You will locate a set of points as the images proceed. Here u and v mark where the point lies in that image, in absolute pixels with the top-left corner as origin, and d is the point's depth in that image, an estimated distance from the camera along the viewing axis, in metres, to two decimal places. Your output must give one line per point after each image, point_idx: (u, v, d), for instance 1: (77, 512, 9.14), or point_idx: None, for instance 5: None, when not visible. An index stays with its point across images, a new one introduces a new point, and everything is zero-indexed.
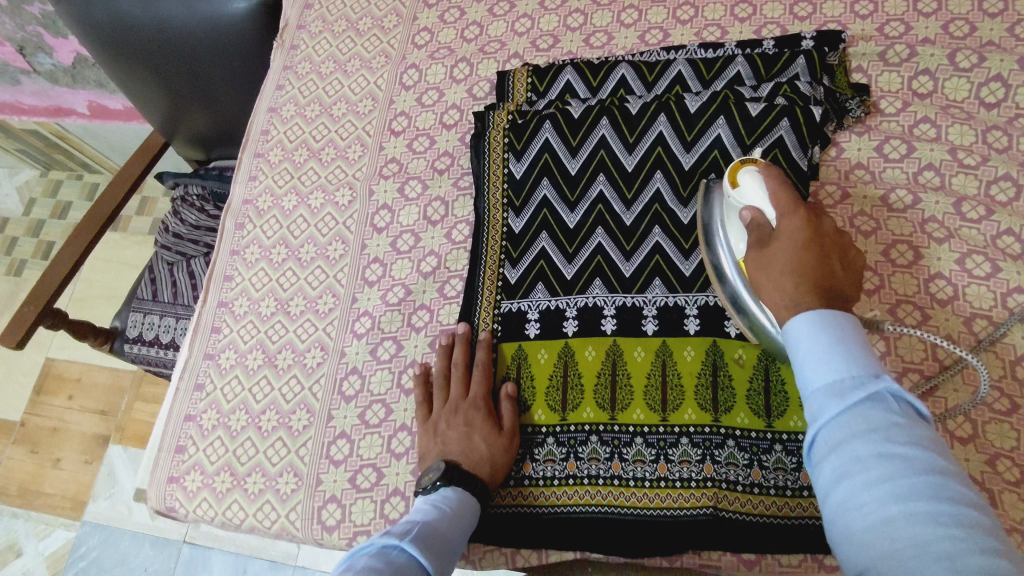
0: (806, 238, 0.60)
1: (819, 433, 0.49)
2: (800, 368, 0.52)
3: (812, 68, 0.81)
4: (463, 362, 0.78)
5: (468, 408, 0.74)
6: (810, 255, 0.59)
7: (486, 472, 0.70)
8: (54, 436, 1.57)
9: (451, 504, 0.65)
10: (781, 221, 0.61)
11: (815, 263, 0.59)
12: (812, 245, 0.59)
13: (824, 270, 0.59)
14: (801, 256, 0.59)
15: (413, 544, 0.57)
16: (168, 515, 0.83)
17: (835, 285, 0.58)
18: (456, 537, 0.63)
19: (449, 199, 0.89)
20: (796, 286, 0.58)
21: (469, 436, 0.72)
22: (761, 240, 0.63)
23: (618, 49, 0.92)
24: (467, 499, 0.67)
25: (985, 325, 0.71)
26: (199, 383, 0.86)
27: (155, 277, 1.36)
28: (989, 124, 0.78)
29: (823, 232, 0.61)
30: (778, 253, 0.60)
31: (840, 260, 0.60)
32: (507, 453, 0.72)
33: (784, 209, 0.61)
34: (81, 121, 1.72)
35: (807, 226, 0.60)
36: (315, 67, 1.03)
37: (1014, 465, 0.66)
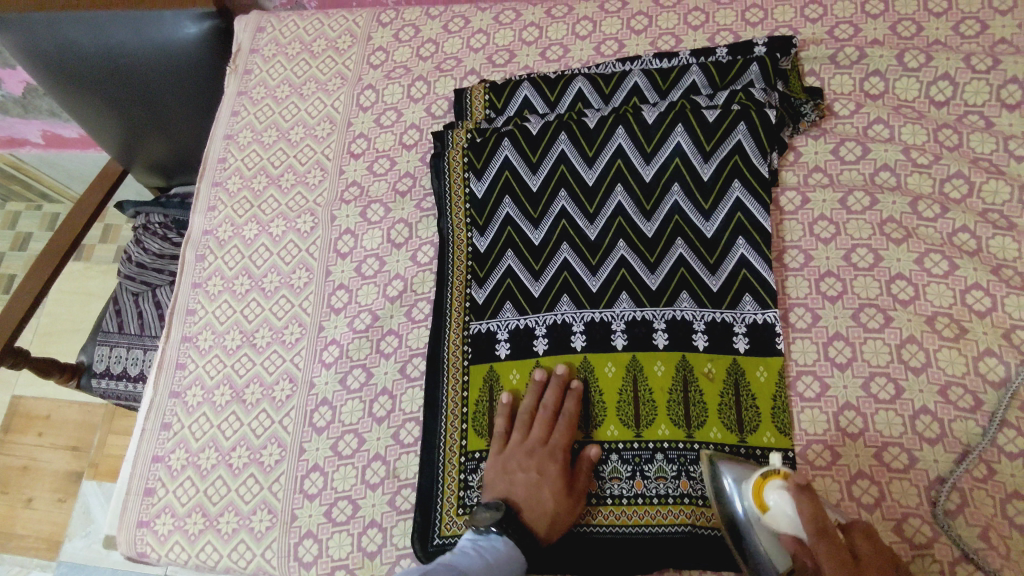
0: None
1: None
2: None
3: (765, 74, 0.81)
4: (552, 406, 0.75)
5: (545, 457, 0.73)
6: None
7: (544, 529, 0.69)
8: (24, 475, 1.53)
9: (496, 556, 0.65)
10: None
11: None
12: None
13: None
14: None
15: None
16: (140, 560, 0.81)
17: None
18: None
19: (413, 220, 0.88)
20: None
21: (540, 488, 0.71)
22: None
23: (574, 62, 0.92)
24: (515, 556, 0.66)
25: (947, 323, 0.72)
26: (165, 422, 0.84)
27: (119, 309, 1.32)
28: (940, 122, 0.80)
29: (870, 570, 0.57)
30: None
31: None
32: (570, 517, 0.70)
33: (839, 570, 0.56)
34: (36, 150, 1.68)
35: None
36: (270, 91, 1.01)
37: (982, 462, 0.67)
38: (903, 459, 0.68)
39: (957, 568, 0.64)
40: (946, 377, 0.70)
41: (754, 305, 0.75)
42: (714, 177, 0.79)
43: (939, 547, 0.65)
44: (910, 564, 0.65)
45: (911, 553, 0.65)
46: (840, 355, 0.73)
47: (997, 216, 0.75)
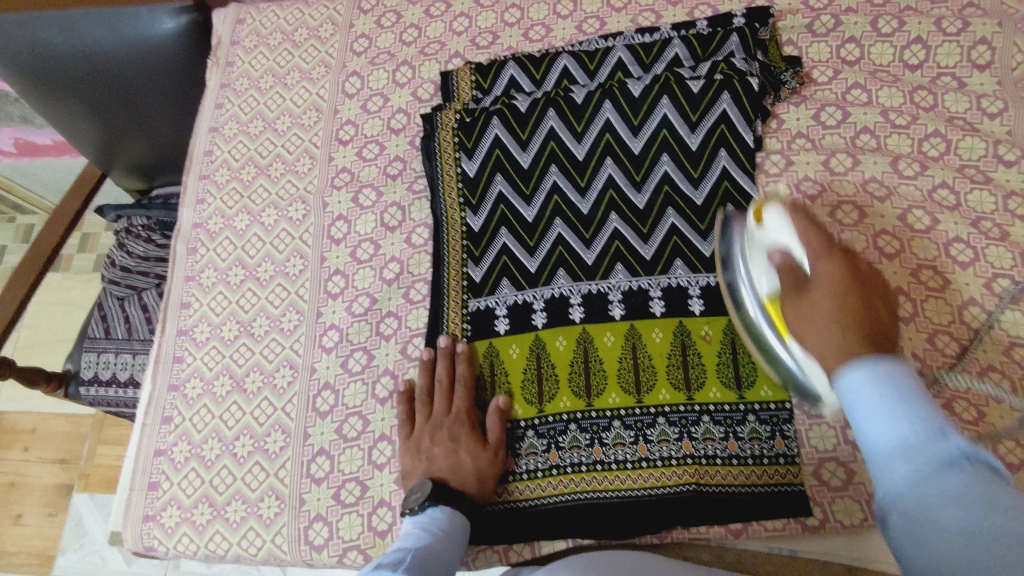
0: (843, 281, 0.58)
1: (890, 490, 0.45)
2: (860, 425, 0.49)
3: (745, 44, 0.84)
4: (445, 376, 0.77)
5: (452, 424, 0.75)
6: (855, 303, 0.56)
7: (476, 487, 0.71)
8: (13, 491, 1.50)
9: (440, 524, 0.66)
10: (817, 266, 0.60)
11: (858, 304, 0.56)
12: (858, 289, 0.58)
13: (874, 316, 0.56)
14: (841, 301, 0.57)
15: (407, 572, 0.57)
16: (148, 555, 0.80)
17: (884, 327, 0.55)
18: (449, 555, 0.64)
19: (406, 203, 0.88)
20: (842, 331, 0.55)
21: (456, 452, 0.73)
22: (802, 293, 0.60)
23: (557, 41, 0.93)
24: (457, 518, 0.68)
25: (932, 275, 0.74)
26: (165, 416, 0.84)
27: (105, 314, 1.30)
28: (915, 85, 0.82)
29: (858, 270, 0.60)
30: (821, 300, 0.58)
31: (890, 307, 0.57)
32: (496, 467, 0.73)
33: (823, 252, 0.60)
34: (8, 160, 1.65)
35: (843, 273, 0.59)
36: (254, 82, 1.01)
37: (971, 405, 0.69)
38: None
39: None
40: (934, 325, 0.73)
41: None
42: (701, 146, 0.81)
43: None
44: None
45: None
46: None
47: (974, 171, 0.78)
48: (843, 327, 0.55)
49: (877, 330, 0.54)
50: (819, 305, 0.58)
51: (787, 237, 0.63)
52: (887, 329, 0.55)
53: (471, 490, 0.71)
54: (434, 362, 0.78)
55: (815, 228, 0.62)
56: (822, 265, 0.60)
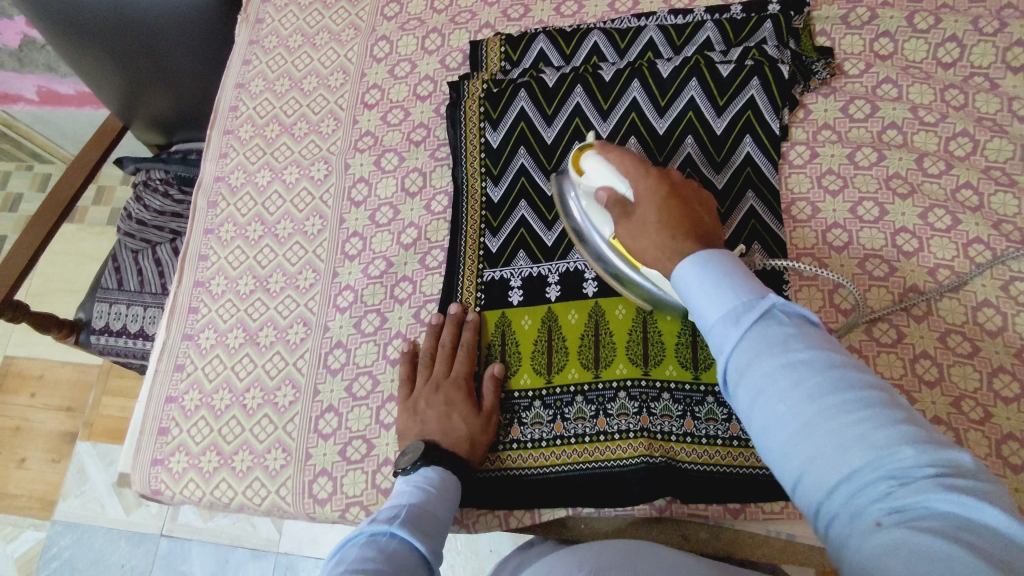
0: (665, 196, 0.63)
1: (726, 362, 0.48)
2: (695, 310, 0.52)
3: (778, 32, 0.83)
4: (449, 341, 0.78)
5: (449, 388, 0.74)
6: (674, 226, 0.61)
7: (467, 452, 0.71)
8: (17, 435, 1.52)
9: (433, 483, 0.65)
10: (638, 191, 0.64)
11: (675, 206, 0.62)
12: (671, 192, 0.63)
13: (688, 214, 0.62)
14: (664, 211, 0.62)
15: (404, 528, 0.56)
16: (154, 499, 0.82)
17: (701, 221, 0.62)
18: (445, 514, 0.63)
19: (427, 169, 0.89)
20: (673, 235, 0.60)
21: (451, 417, 0.72)
22: (626, 217, 0.65)
23: (589, 17, 0.93)
24: (449, 478, 0.67)
25: (948, 275, 0.74)
26: (178, 364, 0.85)
27: (118, 266, 1.32)
28: (946, 83, 0.82)
29: (676, 185, 0.65)
30: (644, 215, 0.63)
31: (697, 200, 0.65)
32: (487, 434, 0.73)
33: (646, 197, 0.63)
34: (30, 107, 1.64)
35: (661, 188, 0.64)
36: (282, 41, 1.01)
37: (978, 405, 0.70)
38: (902, 401, 0.71)
39: None
40: (946, 324, 0.73)
41: (763, 253, 0.77)
42: (727, 131, 0.81)
43: None
44: None
45: None
46: (844, 302, 0.75)
47: (999, 173, 0.77)
48: (668, 245, 0.60)
49: (695, 229, 0.61)
50: (643, 226, 0.62)
51: (605, 176, 0.67)
52: (697, 216, 0.63)
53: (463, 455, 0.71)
54: (440, 328, 0.79)
55: (625, 160, 0.66)
56: (641, 185, 0.64)
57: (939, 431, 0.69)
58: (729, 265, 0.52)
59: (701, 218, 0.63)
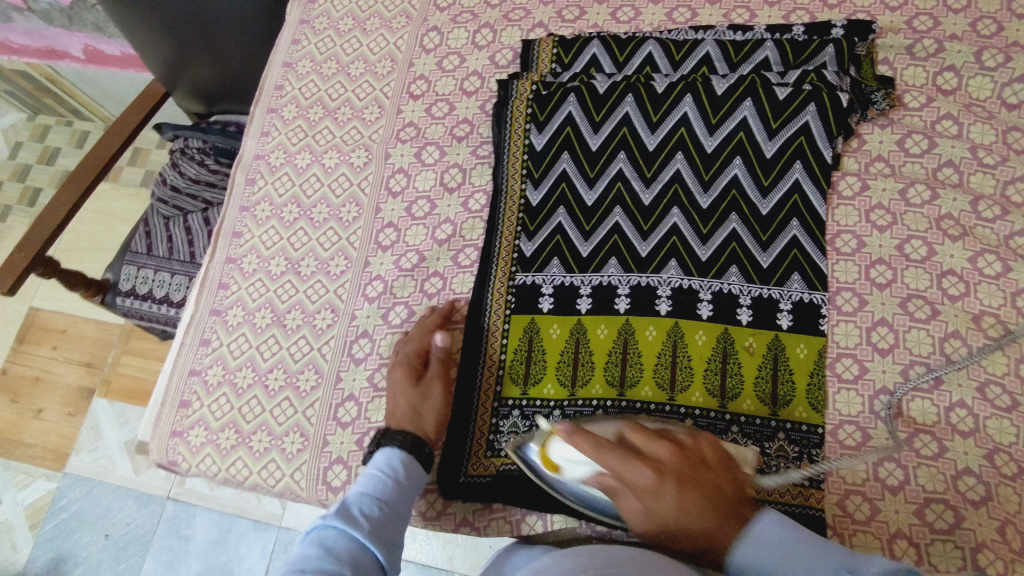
0: (679, 488, 0.57)
1: None
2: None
3: (840, 57, 0.81)
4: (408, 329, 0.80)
5: (394, 369, 0.77)
6: (701, 514, 0.56)
7: (412, 423, 0.73)
8: (36, 386, 1.55)
9: (388, 463, 0.67)
10: (654, 497, 0.57)
11: (688, 491, 0.57)
12: (672, 476, 0.57)
13: (710, 498, 0.57)
14: (689, 506, 0.56)
15: (342, 517, 0.60)
16: (169, 469, 0.82)
17: (717, 488, 0.58)
18: (398, 492, 0.66)
19: (468, 166, 0.88)
20: (705, 521, 0.56)
21: (394, 398, 0.74)
22: (639, 510, 0.58)
23: (645, 25, 0.91)
24: (404, 458, 0.69)
25: (993, 324, 0.73)
26: (204, 338, 0.85)
27: (149, 230, 1.33)
28: (1010, 125, 0.79)
29: (683, 460, 0.59)
30: (664, 513, 0.57)
31: (703, 461, 0.60)
32: (428, 401, 0.75)
33: (646, 493, 0.57)
34: (75, 65, 1.64)
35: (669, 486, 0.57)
36: (333, 23, 1.00)
37: (1012, 460, 0.67)
38: (933, 448, 0.69)
39: (977, 557, 0.65)
40: (987, 374, 0.71)
41: (802, 285, 0.76)
42: (777, 155, 0.79)
43: (963, 535, 0.65)
44: (929, 547, 0.66)
45: (931, 538, 0.66)
46: (882, 341, 0.73)
47: None
48: (704, 535, 0.56)
49: (727, 512, 0.57)
50: (668, 522, 0.57)
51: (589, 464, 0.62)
52: (713, 485, 0.58)
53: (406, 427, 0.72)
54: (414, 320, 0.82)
55: (606, 453, 0.59)
56: (635, 480, 0.57)
57: (967, 483, 0.67)
58: (775, 520, 0.57)
59: (716, 477, 0.59)
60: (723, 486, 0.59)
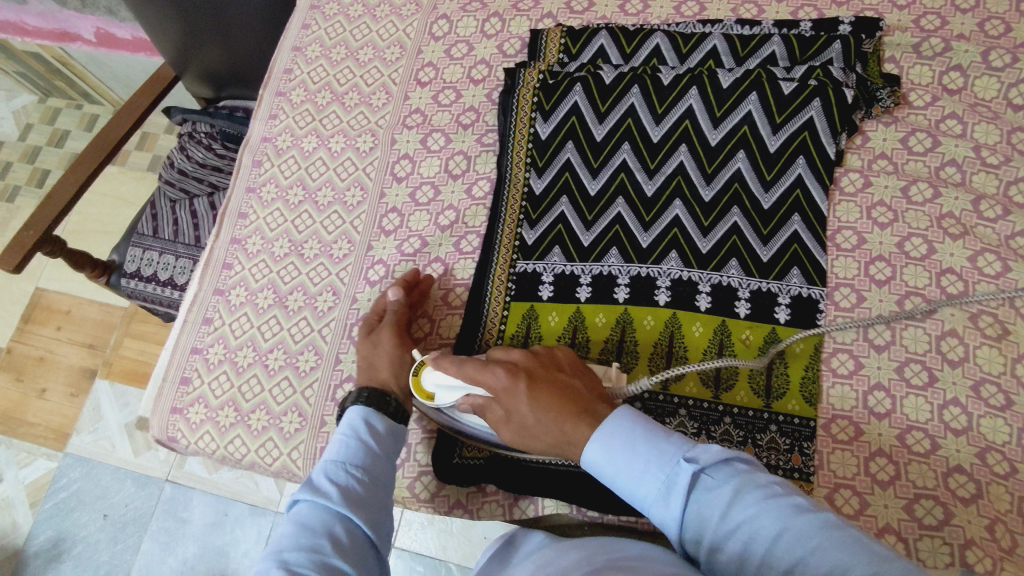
0: (528, 385, 0.61)
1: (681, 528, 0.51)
2: (629, 489, 0.54)
3: (846, 53, 0.81)
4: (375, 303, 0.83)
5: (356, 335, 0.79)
6: (552, 406, 0.59)
7: (366, 375, 0.73)
8: (40, 365, 1.56)
9: (355, 424, 0.66)
10: (508, 395, 0.62)
11: (536, 387, 0.61)
12: (522, 374, 0.62)
13: (562, 393, 0.61)
14: (541, 402, 0.60)
15: (311, 490, 0.59)
16: (168, 446, 0.83)
17: (569, 386, 0.62)
18: (371, 454, 0.64)
19: (472, 153, 0.88)
20: (559, 414, 0.59)
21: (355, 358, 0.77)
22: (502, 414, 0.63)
23: (653, 18, 0.91)
24: (371, 416, 0.67)
25: (991, 323, 0.73)
26: (207, 317, 0.86)
27: (156, 213, 1.34)
28: (1015, 125, 0.79)
29: (534, 366, 0.63)
30: (519, 409, 0.61)
31: (559, 369, 0.64)
32: (381, 350, 0.75)
33: (503, 394, 0.62)
34: (87, 48, 1.64)
35: (521, 385, 0.61)
36: (343, 8, 1.01)
37: (1004, 459, 0.68)
38: (925, 445, 0.69)
39: (966, 554, 0.65)
40: (982, 373, 0.71)
41: (801, 279, 0.76)
42: (781, 150, 0.79)
43: (953, 531, 0.66)
44: (918, 542, 0.66)
45: (920, 533, 0.66)
46: (879, 338, 0.74)
47: None
48: (555, 424, 0.59)
49: (579, 406, 0.59)
50: (525, 419, 0.61)
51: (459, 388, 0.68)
52: (564, 384, 0.62)
53: (360, 381, 0.73)
54: None
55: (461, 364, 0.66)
56: (490, 383, 0.63)
57: (959, 480, 0.67)
58: (626, 416, 0.56)
59: (569, 379, 0.63)
60: (575, 386, 0.62)
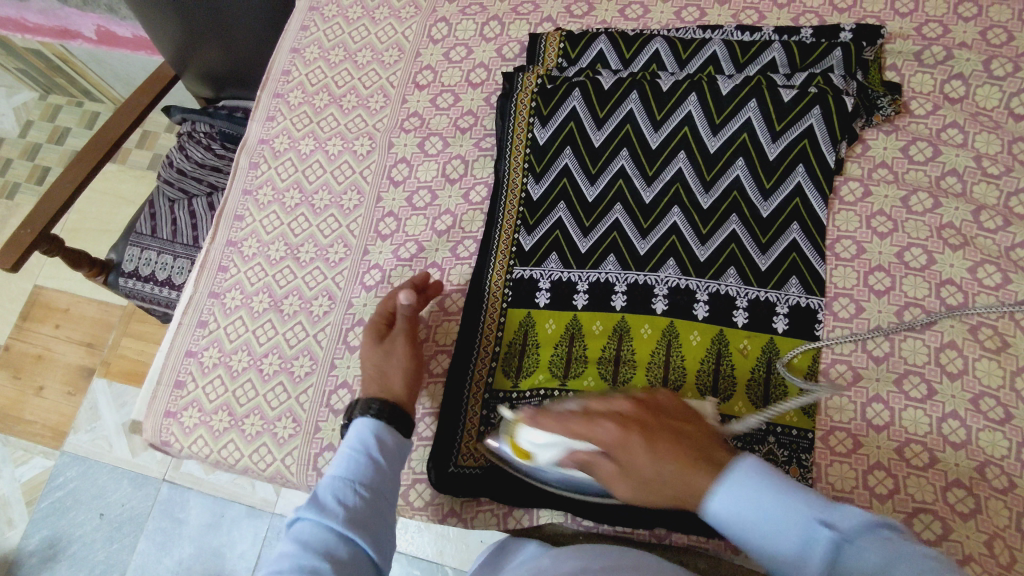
0: (644, 438, 0.55)
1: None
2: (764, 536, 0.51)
3: (847, 60, 0.80)
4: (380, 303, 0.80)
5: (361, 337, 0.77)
6: (672, 459, 0.54)
7: (377, 387, 0.71)
8: (38, 363, 1.56)
9: (363, 438, 0.65)
10: (621, 450, 0.55)
11: (653, 438, 0.55)
12: (634, 424, 0.56)
13: (679, 442, 0.55)
14: (661, 456, 0.54)
15: (314, 507, 0.58)
16: (162, 449, 0.83)
17: (686, 434, 0.56)
18: (377, 470, 0.64)
19: (470, 158, 0.88)
20: (679, 465, 0.54)
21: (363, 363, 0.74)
22: (617, 471, 0.57)
23: (653, 23, 0.91)
24: (379, 430, 0.66)
25: (990, 335, 0.72)
26: (201, 320, 0.86)
27: (155, 213, 1.33)
28: (1017, 135, 0.78)
29: (641, 413, 0.57)
30: (637, 464, 0.55)
31: (662, 410, 0.59)
32: (392, 361, 0.73)
33: (616, 449, 0.56)
34: (87, 45, 1.64)
35: (636, 438, 0.55)
36: (342, 10, 1.00)
37: (1002, 473, 0.67)
38: (923, 458, 0.69)
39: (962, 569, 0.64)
40: (981, 386, 0.70)
41: (799, 288, 0.76)
42: (780, 158, 0.79)
43: (950, 546, 0.65)
44: None
45: None
46: (877, 349, 0.73)
47: None
48: (682, 482, 0.54)
49: (699, 455, 0.55)
50: (645, 475, 0.55)
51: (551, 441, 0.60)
52: (677, 430, 0.57)
53: (371, 391, 0.71)
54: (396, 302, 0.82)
55: (555, 418, 0.58)
56: (600, 440, 0.56)
57: (958, 495, 0.67)
58: (753, 466, 0.53)
59: (681, 424, 0.57)
60: (686, 429, 0.57)
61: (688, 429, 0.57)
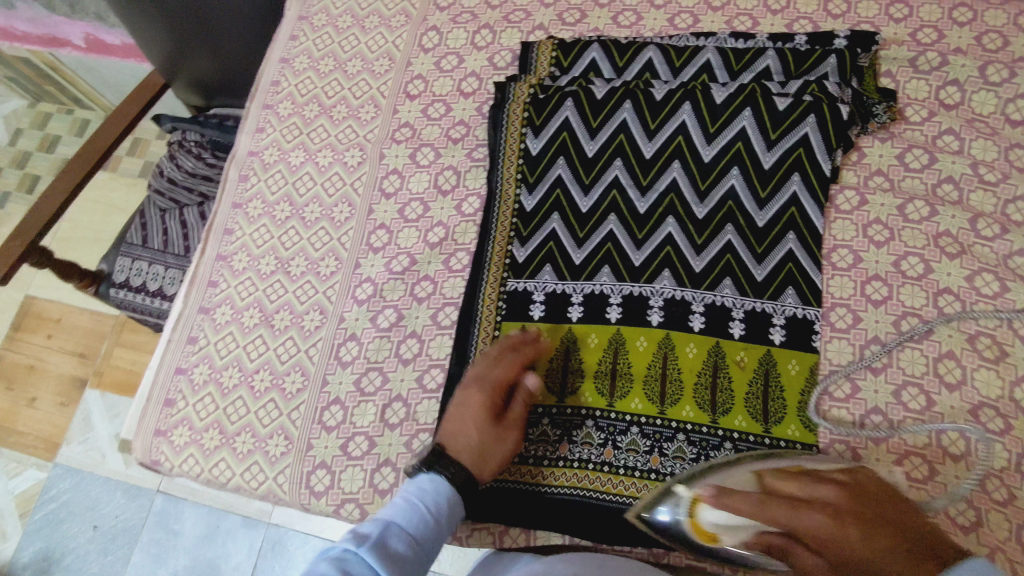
0: (856, 531, 0.55)
1: None
2: None
3: (842, 67, 0.80)
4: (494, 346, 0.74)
5: (473, 392, 0.72)
6: (891, 553, 0.53)
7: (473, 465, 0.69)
8: (30, 374, 1.54)
9: (427, 498, 0.66)
10: (831, 542, 0.55)
11: (863, 530, 0.55)
12: (843, 516, 0.56)
13: (896, 534, 0.55)
14: (869, 550, 0.54)
15: (372, 550, 0.59)
16: (153, 467, 0.82)
17: (896, 520, 0.56)
18: (432, 535, 0.64)
19: (462, 168, 0.87)
20: (898, 561, 0.53)
21: (469, 427, 0.70)
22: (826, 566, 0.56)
23: (646, 30, 0.90)
24: (446, 495, 0.66)
25: (989, 345, 0.71)
26: (191, 336, 0.85)
27: (145, 223, 1.32)
28: (1013, 141, 0.78)
29: (849, 502, 0.57)
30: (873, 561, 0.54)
31: (881, 497, 0.58)
32: (499, 446, 0.71)
33: (828, 542, 0.56)
34: (76, 53, 1.62)
35: (847, 530, 0.55)
36: (332, 19, 0.99)
37: (1003, 485, 0.67)
38: (923, 471, 0.68)
39: None
40: (980, 397, 0.70)
41: (796, 299, 0.75)
42: (775, 167, 0.78)
43: None
44: None
45: None
46: (875, 359, 0.72)
47: None
48: None
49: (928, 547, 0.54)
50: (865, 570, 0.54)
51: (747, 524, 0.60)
52: (892, 519, 0.56)
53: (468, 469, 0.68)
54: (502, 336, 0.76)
55: (785, 509, 0.58)
56: (811, 530, 0.56)
57: (959, 508, 0.66)
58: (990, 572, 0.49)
59: (891, 511, 0.57)
60: (897, 516, 0.56)
61: (892, 516, 0.56)
